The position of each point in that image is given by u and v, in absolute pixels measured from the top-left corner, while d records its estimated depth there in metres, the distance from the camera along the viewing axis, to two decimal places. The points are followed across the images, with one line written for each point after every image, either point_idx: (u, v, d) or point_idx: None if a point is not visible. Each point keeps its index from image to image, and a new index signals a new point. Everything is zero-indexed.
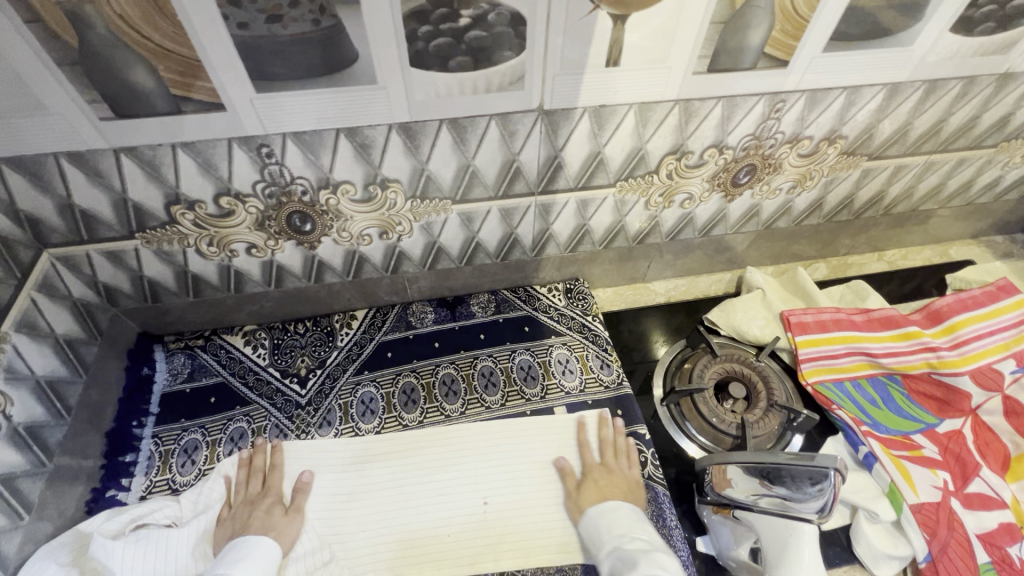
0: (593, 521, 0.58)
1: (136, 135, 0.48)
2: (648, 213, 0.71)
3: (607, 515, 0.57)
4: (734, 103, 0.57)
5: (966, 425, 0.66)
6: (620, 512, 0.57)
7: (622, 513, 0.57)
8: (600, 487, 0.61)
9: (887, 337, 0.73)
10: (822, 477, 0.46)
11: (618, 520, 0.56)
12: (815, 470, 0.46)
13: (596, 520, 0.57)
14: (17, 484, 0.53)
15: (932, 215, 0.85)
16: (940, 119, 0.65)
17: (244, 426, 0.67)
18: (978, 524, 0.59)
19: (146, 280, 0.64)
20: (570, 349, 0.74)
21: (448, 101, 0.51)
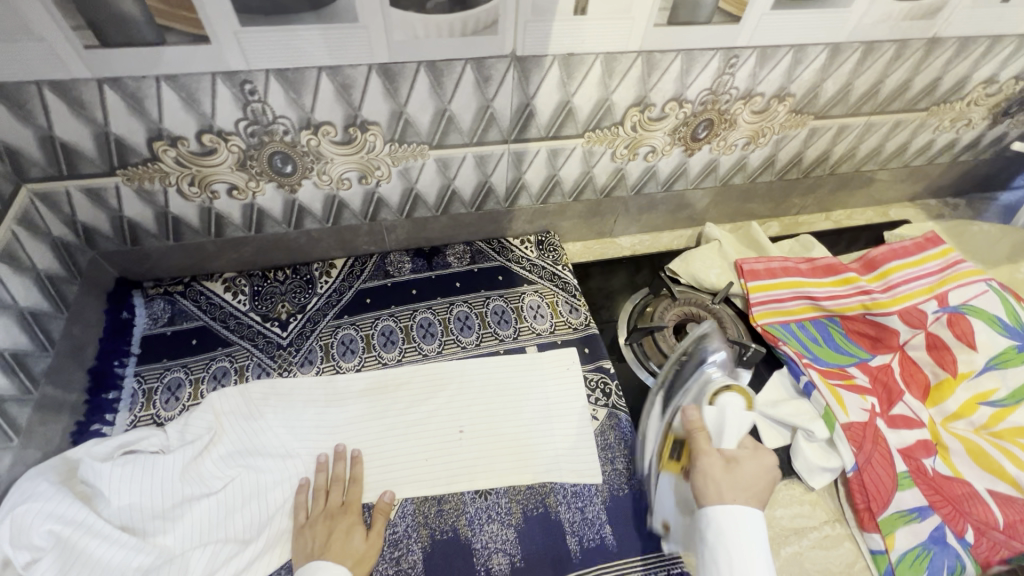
0: (718, 529, 0.48)
1: (121, 66, 0.50)
2: (614, 165, 0.75)
3: (735, 537, 0.47)
4: (692, 57, 0.62)
5: (893, 360, 0.74)
6: (750, 537, 0.47)
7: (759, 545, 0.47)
8: (734, 487, 0.51)
9: (828, 282, 0.81)
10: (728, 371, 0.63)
11: (752, 555, 0.46)
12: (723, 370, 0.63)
13: (723, 534, 0.48)
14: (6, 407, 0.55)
15: (873, 177, 0.92)
16: (877, 81, 0.72)
17: (227, 365, 0.69)
18: (898, 441, 0.66)
19: (126, 221, 0.66)
20: (541, 296, 0.79)
21: (425, 43, 0.54)
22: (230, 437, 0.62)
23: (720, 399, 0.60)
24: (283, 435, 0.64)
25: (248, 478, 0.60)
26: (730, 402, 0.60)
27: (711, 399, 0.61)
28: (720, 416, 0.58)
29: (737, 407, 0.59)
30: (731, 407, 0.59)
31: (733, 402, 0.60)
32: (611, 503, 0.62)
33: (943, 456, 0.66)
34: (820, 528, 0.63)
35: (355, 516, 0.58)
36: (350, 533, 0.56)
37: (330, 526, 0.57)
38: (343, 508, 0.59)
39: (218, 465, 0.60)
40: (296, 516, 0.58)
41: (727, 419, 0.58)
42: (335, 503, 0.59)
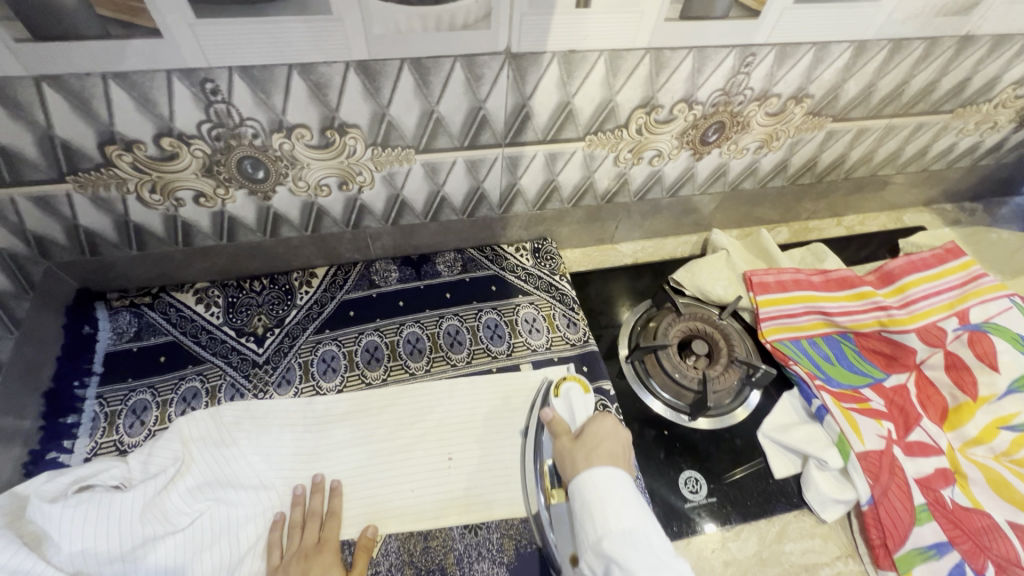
0: (586, 500, 0.49)
1: (60, 63, 0.43)
2: (617, 170, 0.70)
3: (604, 499, 0.49)
4: (705, 55, 0.56)
5: (910, 380, 0.70)
6: (618, 491, 0.50)
7: (627, 493, 0.50)
8: (591, 452, 0.54)
9: (842, 296, 0.76)
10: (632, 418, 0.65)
11: (619, 506, 0.49)
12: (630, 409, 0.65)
13: (594, 504, 0.49)
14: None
15: (889, 181, 0.87)
16: (902, 81, 0.66)
17: (197, 385, 0.64)
18: (916, 470, 0.62)
19: (83, 231, 0.60)
20: (537, 308, 0.74)
21: (408, 38, 0.48)
22: (199, 467, 0.57)
23: (565, 388, 0.63)
24: (256, 464, 0.59)
25: (218, 513, 0.55)
26: (572, 390, 0.62)
27: (558, 391, 0.63)
28: (569, 402, 0.62)
29: (579, 392, 0.62)
30: (575, 394, 0.62)
31: (576, 388, 0.63)
32: None
33: (964, 486, 0.62)
34: (832, 565, 0.60)
35: (331, 553, 0.54)
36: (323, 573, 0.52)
37: (303, 567, 0.52)
38: (317, 545, 0.54)
39: (185, 500, 0.55)
40: (270, 557, 0.54)
41: (573, 403, 0.61)
42: (309, 540, 0.55)
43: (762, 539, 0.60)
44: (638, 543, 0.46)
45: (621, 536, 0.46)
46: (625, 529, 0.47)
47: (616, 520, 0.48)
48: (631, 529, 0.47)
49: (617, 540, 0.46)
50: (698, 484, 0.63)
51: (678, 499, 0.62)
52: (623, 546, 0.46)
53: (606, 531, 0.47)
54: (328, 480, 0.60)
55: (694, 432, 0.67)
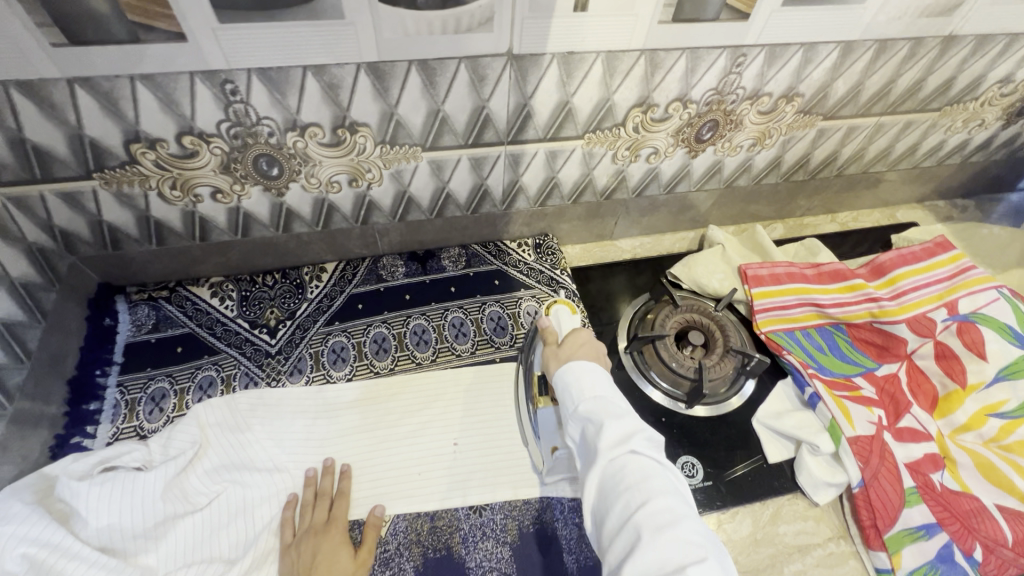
0: (566, 381, 0.54)
1: (92, 66, 0.47)
2: (615, 167, 0.72)
3: (581, 377, 0.53)
4: (697, 56, 0.59)
5: (901, 369, 0.72)
6: (592, 375, 0.53)
7: (599, 372, 0.53)
8: (572, 355, 0.58)
9: (835, 289, 0.78)
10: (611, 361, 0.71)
11: (595, 378, 0.53)
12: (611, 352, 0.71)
13: (572, 383, 0.53)
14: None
15: (881, 178, 0.89)
16: (889, 80, 0.69)
17: (213, 374, 0.67)
18: (906, 455, 0.64)
19: (107, 226, 0.63)
20: (539, 301, 0.77)
21: (416, 41, 0.51)
22: (216, 450, 0.60)
23: (554, 308, 0.67)
24: (271, 449, 0.62)
25: (235, 494, 0.58)
26: (562, 312, 0.66)
27: (549, 311, 0.67)
28: (558, 320, 0.65)
29: (567, 312, 0.66)
30: (563, 314, 0.66)
31: (565, 309, 0.67)
32: None
33: (952, 471, 0.64)
34: (823, 546, 0.62)
35: (340, 533, 0.56)
36: (334, 550, 0.54)
37: (314, 544, 0.55)
38: (327, 523, 0.57)
39: (203, 481, 0.57)
40: (282, 535, 0.56)
41: (561, 319, 0.65)
42: (319, 518, 0.57)
43: (756, 521, 0.63)
44: (608, 408, 0.50)
45: (594, 403, 0.51)
46: (596, 398, 0.51)
47: (590, 390, 0.52)
48: (603, 397, 0.51)
49: (590, 408, 0.50)
50: (694, 469, 0.65)
51: None
52: (595, 412, 0.50)
53: (580, 402, 0.51)
54: (338, 463, 0.62)
55: (691, 419, 0.69)
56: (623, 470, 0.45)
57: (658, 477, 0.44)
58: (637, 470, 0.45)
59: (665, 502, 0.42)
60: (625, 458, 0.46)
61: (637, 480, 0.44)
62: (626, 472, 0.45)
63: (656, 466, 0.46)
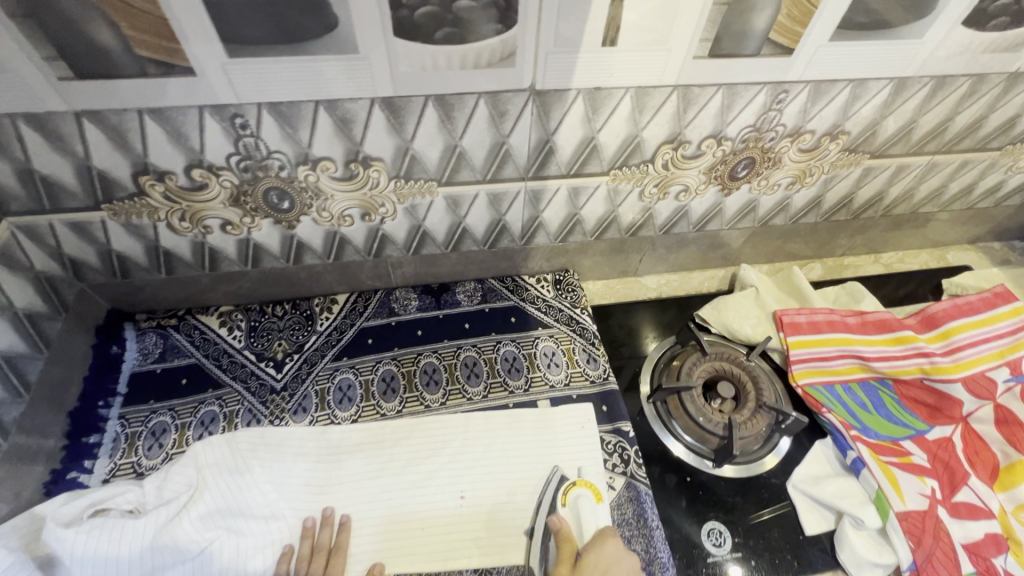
0: None
1: (99, 99, 0.45)
2: (643, 204, 0.68)
3: None
4: (735, 92, 0.55)
5: (955, 433, 0.65)
6: None
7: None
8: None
9: (880, 340, 0.71)
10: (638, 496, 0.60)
11: None
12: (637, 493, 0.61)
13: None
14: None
15: (931, 218, 0.83)
16: (946, 118, 0.63)
17: (216, 409, 0.65)
18: (964, 534, 0.57)
19: (116, 255, 0.62)
20: (557, 342, 0.73)
21: (433, 76, 0.48)
22: (211, 492, 0.57)
23: (573, 495, 0.59)
24: (269, 493, 0.59)
25: (229, 541, 0.55)
26: (583, 500, 0.59)
27: (565, 500, 0.59)
28: (578, 513, 0.58)
29: (591, 503, 0.58)
30: (584, 501, 0.59)
31: (587, 496, 0.59)
32: None
33: (1016, 554, 0.57)
34: None
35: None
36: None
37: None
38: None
39: (195, 527, 0.54)
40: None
41: (583, 515, 0.58)
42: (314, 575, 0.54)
43: None
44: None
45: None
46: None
47: None
48: None
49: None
50: (722, 537, 0.59)
51: (700, 551, 0.58)
52: None
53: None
54: (338, 513, 0.59)
55: (719, 480, 0.63)
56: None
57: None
58: None
59: None
60: None
61: None
62: None
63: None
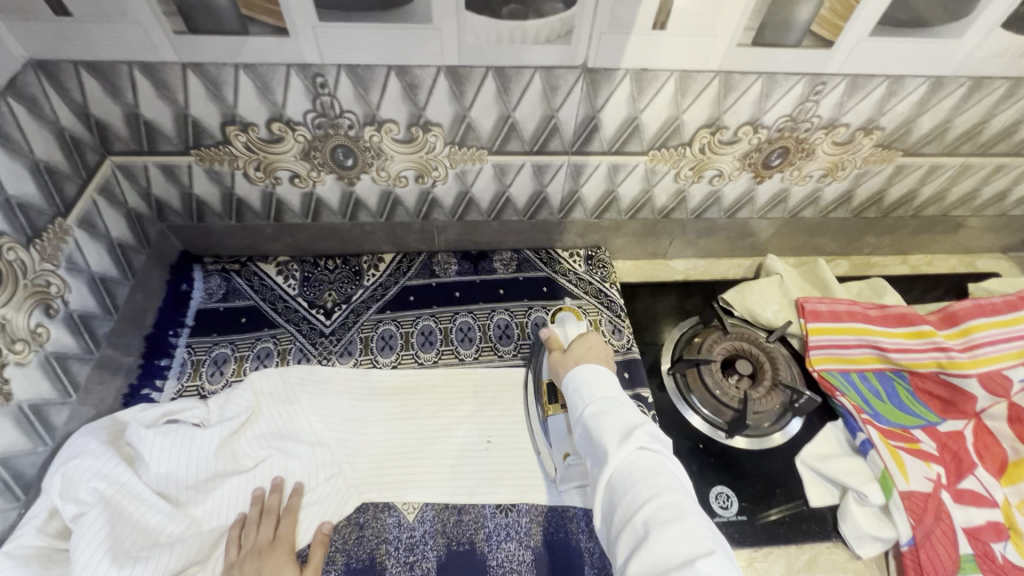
0: (576, 383, 0.55)
1: (205, 53, 0.51)
2: (677, 186, 0.72)
3: (590, 378, 0.54)
4: (774, 81, 0.58)
5: (967, 428, 0.67)
6: (604, 377, 0.54)
7: (609, 375, 0.55)
8: (581, 357, 0.59)
9: (900, 333, 0.73)
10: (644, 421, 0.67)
11: (604, 380, 0.54)
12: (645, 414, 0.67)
13: (581, 383, 0.54)
14: (15, 463, 0.50)
15: (961, 223, 0.84)
16: (982, 120, 0.65)
17: (270, 346, 0.71)
18: (966, 519, 0.60)
19: (195, 200, 0.68)
20: (584, 313, 0.77)
21: (496, 49, 0.53)
22: (265, 418, 0.63)
23: (560, 317, 0.69)
24: (315, 423, 0.64)
25: (279, 460, 0.61)
26: (567, 318, 0.68)
27: (554, 319, 0.69)
28: (564, 326, 0.67)
29: (573, 319, 0.68)
30: (570, 320, 0.68)
31: (571, 316, 0.68)
32: None
33: (1016, 542, 0.59)
34: None
35: (284, 552, 0.54)
36: (276, 571, 0.52)
37: (256, 564, 0.53)
38: (271, 542, 0.55)
39: (252, 444, 0.61)
40: (227, 552, 0.55)
41: (567, 327, 0.67)
42: (263, 538, 0.55)
43: (790, 565, 0.60)
44: (613, 406, 0.51)
45: (603, 401, 0.52)
46: (607, 396, 0.52)
47: (600, 390, 0.53)
48: (613, 396, 0.52)
49: (598, 403, 0.52)
50: (729, 501, 0.63)
51: (707, 512, 0.62)
52: (603, 407, 0.51)
53: (590, 398, 0.52)
54: (288, 482, 0.60)
55: (731, 449, 0.67)
56: (633, 466, 0.45)
57: (668, 475, 0.44)
58: (645, 469, 0.44)
59: (671, 500, 0.42)
60: (633, 458, 0.45)
61: (643, 476, 0.44)
62: (635, 471, 0.45)
63: (664, 461, 0.46)
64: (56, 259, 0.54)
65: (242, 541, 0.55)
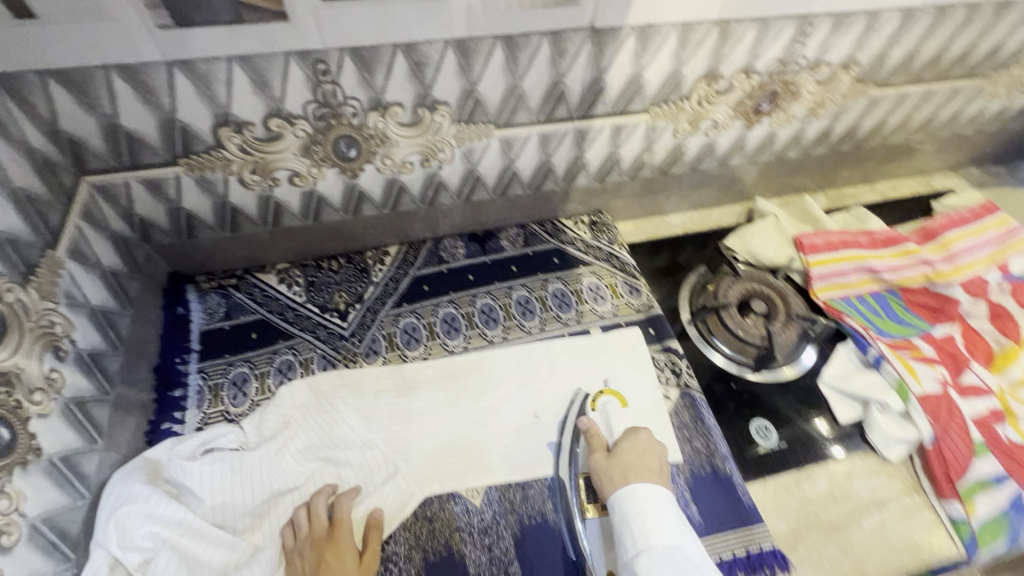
0: (626, 514, 0.52)
1: (195, 48, 0.47)
2: (675, 141, 0.74)
3: (645, 514, 0.51)
4: (767, 25, 0.60)
5: (954, 331, 0.73)
6: (662, 512, 0.51)
7: (664, 506, 0.52)
8: (629, 468, 0.56)
9: (889, 254, 0.79)
10: (678, 370, 0.70)
11: (661, 519, 0.51)
12: (677, 364, 0.70)
13: (633, 521, 0.51)
14: (59, 521, 0.46)
15: (920, 146, 0.91)
16: (942, 47, 0.71)
17: (291, 357, 0.68)
18: (971, 410, 0.66)
19: (184, 214, 0.63)
20: (600, 278, 0.78)
21: (505, 16, 0.52)
22: (304, 433, 0.60)
23: (601, 402, 0.65)
24: (357, 428, 0.62)
25: (330, 471, 0.59)
26: (610, 404, 0.65)
27: (595, 404, 0.65)
28: (607, 415, 0.64)
29: (617, 408, 0.64)
30: (611, 407, 0.65)
31: (614, 402, 0.65)
32: (694, 482, 0.61)
33: (1014, 424, 0.66)
34: (899, 499, 0.64)
35: (343, 541, 0.53)
36: (339, 561, 0.51)
37: (317, 554, 0.51)
38: (329, 531, 0.53)
39: (297, 459, 0.58)
40: (283, 537, 0.53)
41: (611, 417, 0.64)
42: (320, 526, 0.53)
43: (832, 479, 0.65)
44: (673, 562, 0.48)
45: (658, 551, 0.49)
46: (663, 545, 0.49)
47: (656, 537, 0.50)
48: (671, 545, 0.49)
49: (654, 551, 0.49)
50: (768, 431, 0.67)
51: (751, 445, 0.66)
52: (660, 559, 0.48)
53: (645, 545, 0.49)
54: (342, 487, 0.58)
55: (760, 385, 0.71)
56: None
57: None
58: None
59: None
60: None
61: None
62: None
63: None
64: (55, 295, 0.48)
65: (298, 528, 0.53)
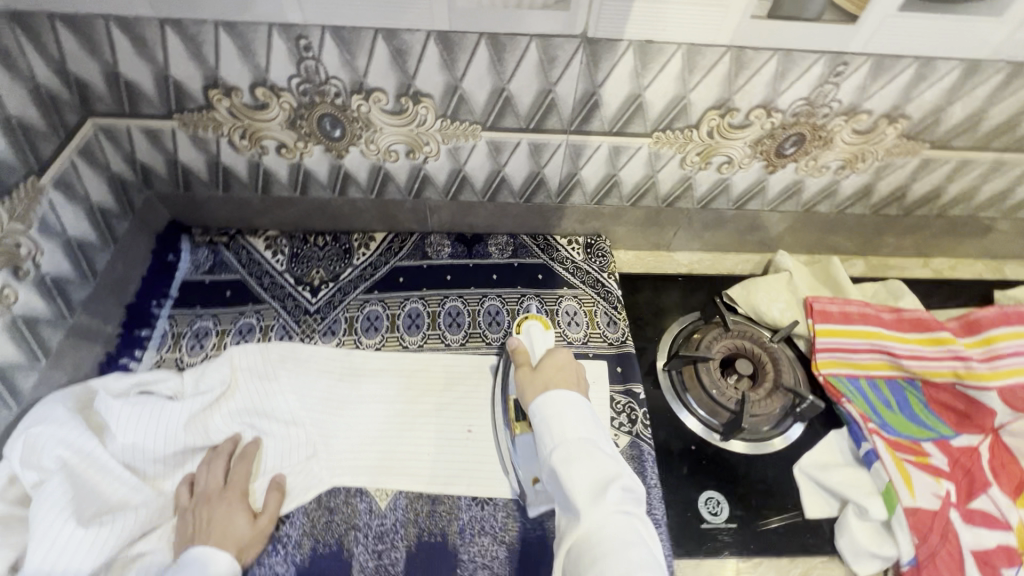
0: (545, 416, 0.53)
1: (182, 8, 0.49)
2: (682, 173, 0.68)
3: (561, 415, 0.52)
4: (791, 59, 0.54)
5: (983, 444, 0.62)
6: (576, 412, 0.53)
7: (581, 410, 0.53)
8: (550, 380, 0.58)
9: (915, 339, 0.68)
10: (634, 419, 0.64)
11: (577, 419, 0.52)
12: (635, 412, 0.64)
13: (552, 419, 0.52)
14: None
15: (991, 226, 0.79)
16: (1019, 111, 0.60)
17: (253, 322, 0.69)
18: (975, 541, 0.55)
19: (181, 166, 0.66)
20: (580, 303, 0.73)
21: (489, 13, 0.49)
22: (242, 394, 0.61)
23: (526, 326, 0.70)
24: (291, 402, 0.62)
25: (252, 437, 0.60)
26: (534, 328, 0.69)
27: (520, 330, 0.71)
28: (531, 337, 0.68)
29: (540, 330, 0.69)
30: (535, 330, 0.69)
31: (537, 325, 0.69)
32: None
33: None
34: None
35: (236, 498, 0.54)
36: (229, 515, 0.52)
37: (209, 510, 0.53)
38: (224, 488, 0.54)
39: (226, 421, 0.59)
40: (179, 494, 0.54)
41: (533, 338, 0.67)
42: (216, 482, 0.55)
43: None
44: (587, 454, 0.49)
45: (573, 444, 0.50)
46: (579, 439, 0.50)
47: (572, 432, 0.51)
48: (585, 440, 0.50)
49: (571, 444, 0.50)
50: (720, 507, 0.60)
51: (695, 517, 0.59)
52: (574, 452, 0.49)
53: (561, 439, 0.51)
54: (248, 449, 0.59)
55: (725, 453, 0.63)
56: (603, 530, 0.44)
57: (637, 545, 0.43)
58: (614, 536, 0.43)
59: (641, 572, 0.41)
60: (603, 519, 0.44)
61: (612, 545, 0.43)
62: (604, 539, 0.43)
63: (634, 526, 0.45)
64: (27, 219, 0.52)
65: (195, 485, 0.55)
